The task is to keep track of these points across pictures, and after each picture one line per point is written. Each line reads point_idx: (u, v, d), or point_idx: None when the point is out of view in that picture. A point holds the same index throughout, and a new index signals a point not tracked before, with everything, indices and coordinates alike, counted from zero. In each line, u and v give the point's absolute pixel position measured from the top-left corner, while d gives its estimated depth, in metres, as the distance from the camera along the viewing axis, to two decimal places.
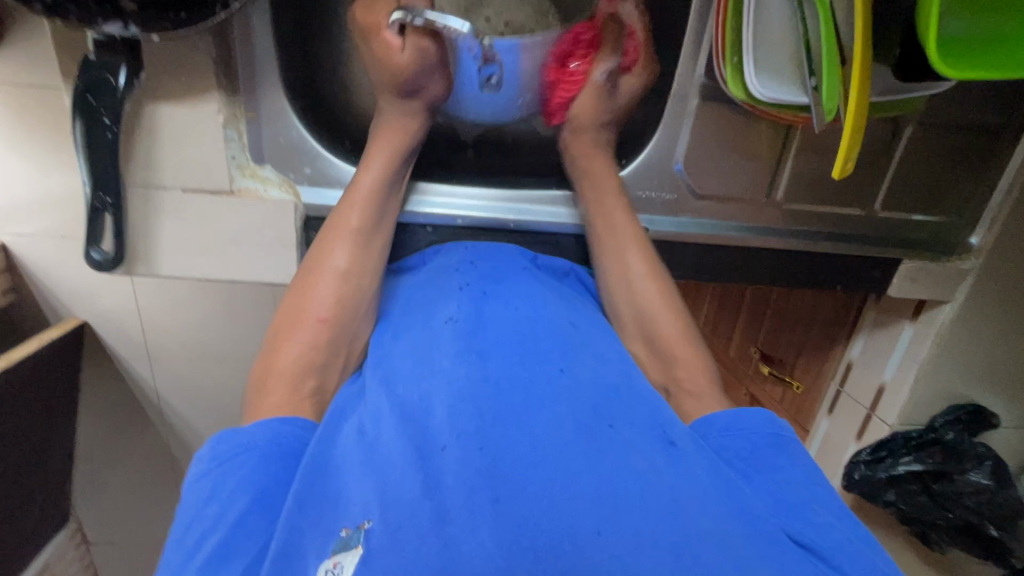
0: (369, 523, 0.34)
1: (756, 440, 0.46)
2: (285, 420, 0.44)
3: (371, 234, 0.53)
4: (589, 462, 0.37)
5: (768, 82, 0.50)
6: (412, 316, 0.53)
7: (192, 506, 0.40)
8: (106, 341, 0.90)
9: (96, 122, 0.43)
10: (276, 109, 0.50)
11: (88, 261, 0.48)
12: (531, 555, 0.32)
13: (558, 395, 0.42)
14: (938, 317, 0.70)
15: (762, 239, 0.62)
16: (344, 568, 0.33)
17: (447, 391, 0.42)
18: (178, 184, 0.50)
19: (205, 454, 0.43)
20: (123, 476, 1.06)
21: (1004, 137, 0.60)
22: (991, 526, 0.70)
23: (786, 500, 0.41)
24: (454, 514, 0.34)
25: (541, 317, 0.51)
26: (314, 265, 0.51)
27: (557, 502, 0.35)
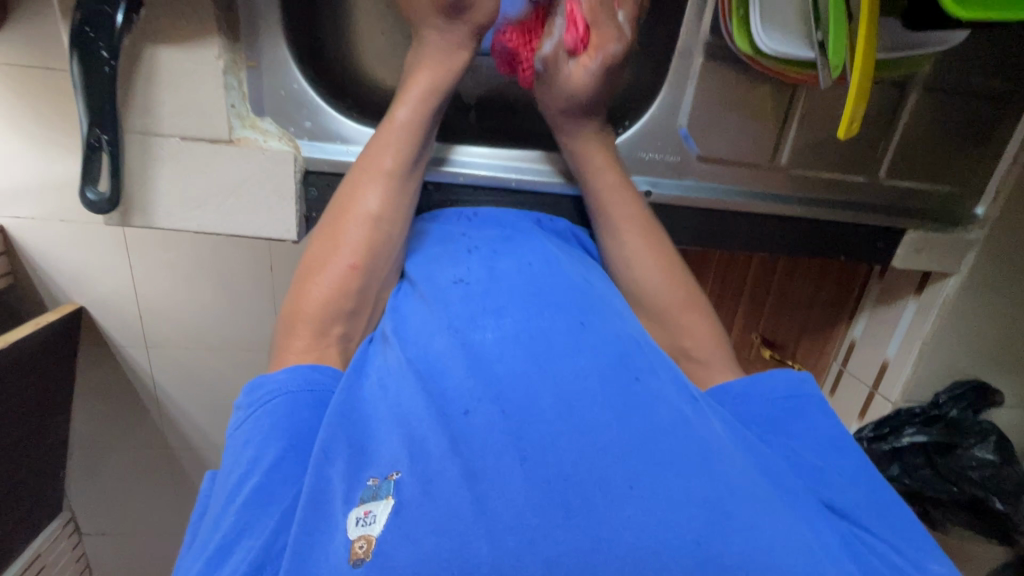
0: (400, 474, 0.32)
1: (778, 406, 0.44)
2: (314, 368, 0.42)
3: (406, 177, 0.50)
4: (620, 415, 0.35)
5: (774, 35, 0.50)
6: (417, 275, 0.51)
7: (232, 451, 0.39)
8: (104, 322, 0.91)
9: (95, 56, 0.43)
10: (277, 58, 0.51)
11: (82, 201, 0.47)
12: (566, 507, 0.30)
13: (583, 349, 0.40)
14: (944, 289, 0.69)
15: (767, 206, 0.62)
16: (375, 517, 0.30)
17: (464, 350, 0.40)
18: (177, 132, 0.49)
19: (243, 403, 0.42)
20: (120, 459, 1.07)
21: (1012, 103, 0.59)
22: (996, 500, 0.69)
23: (802, 465, 0.39)
24: (486, 467, 0.32)
25: (564, 274, 0.49)
26: (344, 210, 0.49)
27: (589, 454, 0.32)
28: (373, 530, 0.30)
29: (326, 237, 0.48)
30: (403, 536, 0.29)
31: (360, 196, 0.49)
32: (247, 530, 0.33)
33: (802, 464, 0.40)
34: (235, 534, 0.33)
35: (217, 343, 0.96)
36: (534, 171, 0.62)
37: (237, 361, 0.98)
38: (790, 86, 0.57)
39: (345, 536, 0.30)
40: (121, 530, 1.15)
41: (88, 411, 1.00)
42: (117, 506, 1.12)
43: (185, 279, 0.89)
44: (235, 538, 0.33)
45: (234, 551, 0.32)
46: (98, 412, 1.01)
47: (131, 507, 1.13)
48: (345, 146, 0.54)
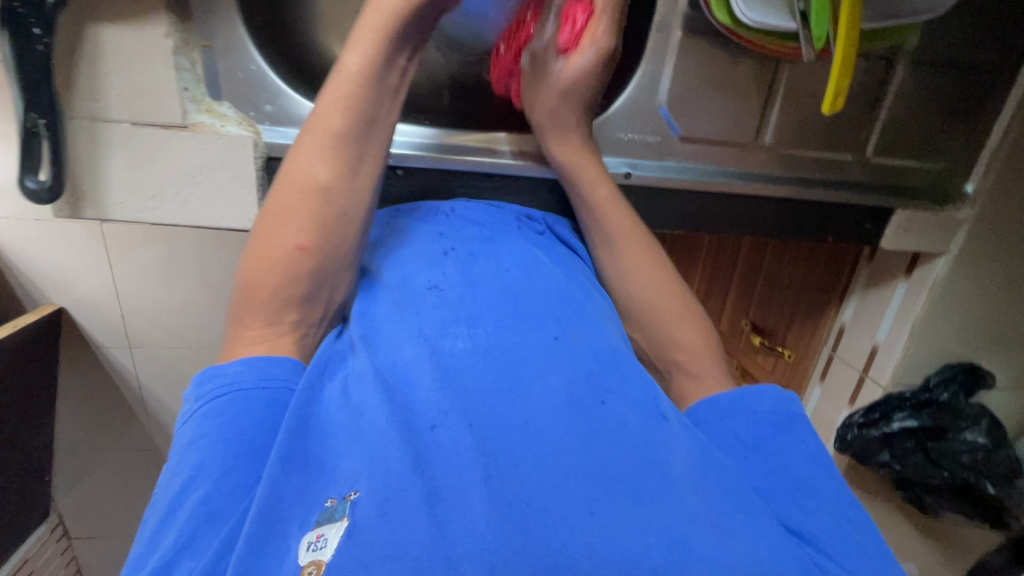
0: (356, 495, 0.30)
1: (761, 421, 0.42)
2: (269, 360, 0.40)
3: (355, 137, 0.46)
4: (587, 435, 0.33)
5: (755, 6, 0.48)
6: (387, 279, 0.49)
7: (178, 445, 0.36)
8: (83, 324, 0.88)
9: (27, 34, 0.39)
10: (232, 39, 0.48)
11: (21, 190, 0.43)
12: (524, 536, 0.28)
13: (551, 365, 0.38)
14: (933, 271, 0.68)
15: (752, 186, 0.60)
16: (327, 542, 0.28)
17: (429, 363, 0.38)
18: (126, 117, 0.46)
19: (190, 396, 0.39)
20: (106, 463, 1.05)
21: (1002, 74, 0.57)
22: (987, 484, 0.67)
23: (771, 482, 0.38)
24: (445, 490, 0.30)
25: (536, 283, 0.47)
26: (288, 183, 0.45)
27: (551, 479, 0.31)
28: (323, 555, 0.28)
29: (264, 227, 0.44)
30: (352, 562, 0.27)
31: (305, 163, 0.45)
32: (188, 548, 0.31)
33: (785, 485, 0.37)
34: (176, 551, 0.30)
35: (197, 341, 0.93)
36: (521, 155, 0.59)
37: (218, 359, 0.95)
38: (772, 60, 0.55)
39: (297, 561, 0.28)
40: (111, 535, 1.13)
41: (69, 416, 0.98)
42: (105, 511, 1.10)
43: (160, 276, 0.86)
44: (176, 554, 0.30)
45: (175, 571, 0.30)
46: (80, 418, 0.99)
47: (119, 512, 1.11)
48: None
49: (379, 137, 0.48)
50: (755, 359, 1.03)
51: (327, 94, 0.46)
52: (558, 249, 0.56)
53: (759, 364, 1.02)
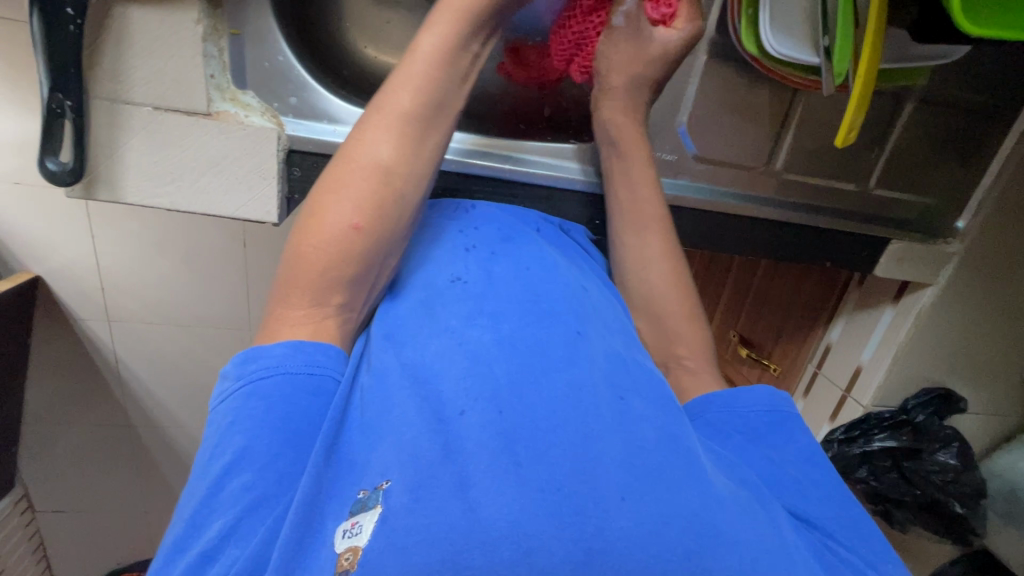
0: (388, 484, 0.31)
1: (761, 419, 0.44)
2: (316, 346, 0.40)
3: (419, 121, 0.47)
4: (611, 429, 0.35)
5: (783, 38, 0.49)
6: (415, 279, 0.49)
7: (214, 426, 0.37)
8: (63, 295, 0.87)
9: (57, 12, 0.38)
10: (262, 28, 0.48)
11: (41, 171, 0.43)
12: (556, 521, 0.29)
13: (575, 359, 0.40)
14: (920, 300, 0.71)
15: (758, 209, 0.62)
16: (362, 528, 0.30)
17: (458, 355, 0.39)
18: (148, 101, 0.45)
19: (232, 372, 0.40)
20: (80, 436, 1.04)
21: (1001, 120, 0.60)
22: (956, 504, 0.72)
23: (775, 482, 0.40)
24: (478, 478, 0.31)
25: (558, 281, 0.48)
26: (348, 163, 0.45)
27: (582, 465, 0.32)
28: (359, 542, 0.29)
29: (313, 215, 0.44)
30: (389, 546, 0.28)
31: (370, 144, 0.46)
32: (231, 536, 0.31)
33: (790, 478, 0.40)
34: (222, 537, 0.31)
35: (185, 320, 0.93)
36: (545, 166, 0.60)
37: (205, 340, 0.95)
38: (790, 91, 0.57)
39: (332, 550, 0.29)
40: (79, 509, 1.12)
41: (47, 383, 0.96)
42: (77, 485, 1.09)
43: (151, 251, 0.85)
44: (222, 540, 0.31)
45: (219, 557, 0.31)
46: (56, 392, 0.98)
47: (90, 486, 1.10)
48: (333, 126, 0.51)
49: (441, 124, 0.48)
50: (740, 371, 1.06)
51: (404, 74, 0.47)
52: (580, 254, 0.57)
53: (744, 375, 1.05)
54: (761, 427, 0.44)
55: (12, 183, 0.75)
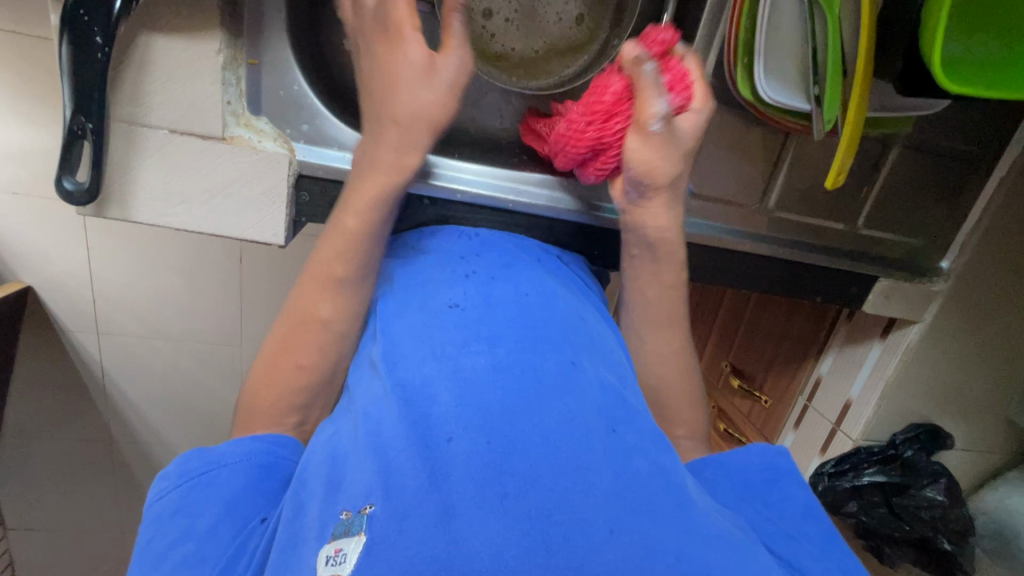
0: (372, 508, 0.32)
1: (743, 482, 0.45)
2: (254, 439, 0.43)
3: (370, 237, 0.47)
4: (602, 459, 0.36)
5: (776, 85, 0.51)
6: (408, 294, 0.49)
7: (151, 523, 0.38)
8: (53, 308, 0.87)
9: (86, 40, 0.40)
10: (280, 58, 0.50)
11: (57, 191, 0.44)
12: (542, 550, 0.30)
13: (571, 388, 0.41)
14: (906, 336, 0.73)
15: (752, 245, 0.64)
16: (346, 556, 0.31)
17: (450, 381, 0.40)
18: (165, 124, 0.47)
19: (171, 472, 0.41)
20: (59, 449, 1.03)
21: (981, 168, 0.63)
22: (945, 540, 0.73)
23: (768, 530, 0.40)
24: (462, 507, 0.32)
25: (555, 309, 0.49)
26: (316, 274, 0.48)
27: (569, 493, 0.33)
28: (343, 570, 0.30)
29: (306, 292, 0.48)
30: (374, 575, 0.29)
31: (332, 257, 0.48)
32: None
33: (775, 527, 0.40)
34: None
35: (176, 337, 0.93)
36: (548, 198, 0.61)
37: (195, 356, 0.96)
38: (782, 133, 0.59)
39: None
40: (55, 520, 1.11)
41: (30, 394, 0.96)
42: (54, 498, 1.08)
43: (148, 265, 0.86)
44: None
45: None
46: (39, 403, 0.97)
47: (69, 499, 1.09)
48: (343, 153, 0.53)
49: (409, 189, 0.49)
50: (732, 401, 1.07)
51: (361, 197, 0.46)
52: (587, 290, 0.58)
53: (736, 406, 1.07)
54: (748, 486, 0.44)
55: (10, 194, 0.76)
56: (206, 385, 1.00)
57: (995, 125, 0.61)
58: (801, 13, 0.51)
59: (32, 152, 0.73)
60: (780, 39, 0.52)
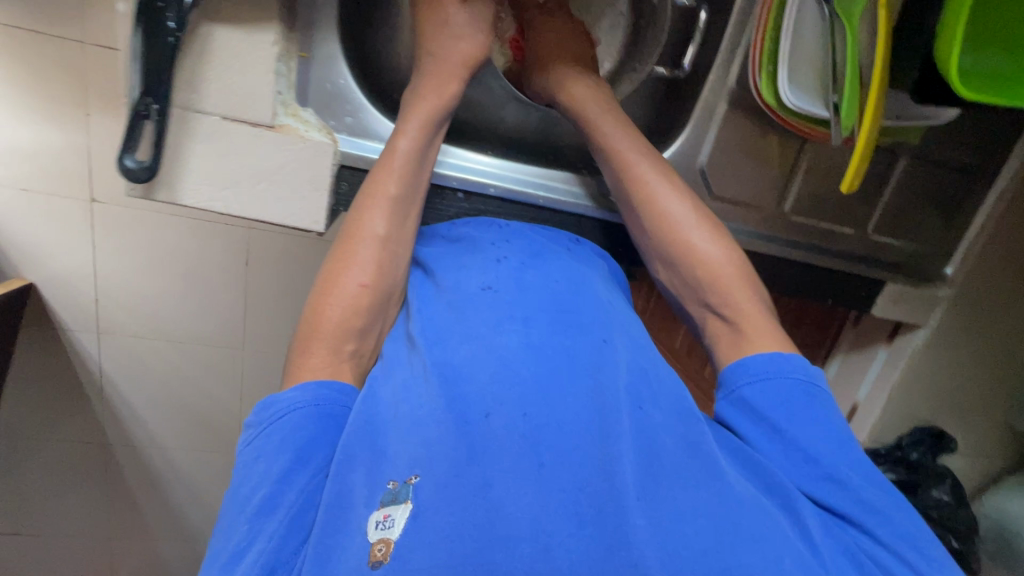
0: (417, 478, 0.34)
1: (797, 385, 0.42)
2: (325, 384, 0.41)
3: (422, 157, 0.51)
4: (634, 441, 0.37)
5: (797, 92, 0.54)
6: (445, 279, 0.50)
7: (239, 470, 0.39)
8: (53, 306, 0.88)
9: (160, 25, 0.42)
10: (330, 53, 0.53)
11: (118, 167, 0.45)
12: (576, 520, 0.32)
13: (604, 369, 0.42)
14: (912, 340, 0.76)
15: (768, 246, 0.66)
16: (394, 522, 0.32)
17: (488, 360, 0.41)
18: (218, 111, 0.48)
19: (252, 420, 0.41)
20: (52, 448, 1.02)
21: (982, 179, 0.67)
22: (952, 539, 0.74)
23: (813, 475, 0.39)
24: (500, 479, 0.34)
25: (586, 292, 0.49)
26: (366, 197, 0.49)
27: (604, 470, 0.35)
28: (391, 534, 0.31)
29: (333, 265, 0.47)
30: (418, 543, 0.31)
31: (381, 180, 0.50)
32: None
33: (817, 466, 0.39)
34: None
35: (183, 336, 0.93)
36: (573, 195, 0.64)
37: (200, 356, 0.96)
38: (799, 140, 0.63)
39: (365, 540, 0.32)
40: (43, 520, 1.10)
41: (34, 388, 0.96)
42: (44, 497, 1.07)
43: (157, 262, 0.86)
44: None
45: None
46: (44, 396, 0.97)
47: (59, 499, 1.08)
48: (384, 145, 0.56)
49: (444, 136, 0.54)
50: None
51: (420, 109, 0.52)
52: (600, 262, 0.59)
53: None
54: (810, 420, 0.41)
55: (19, 188, 0.77)
56: (204, 386, 0.99)
57: (996, 139, 0.64)
58: (822, 25, 0.54)
59: (54, 149, 0.75)
60: (802, 49, 0.55)
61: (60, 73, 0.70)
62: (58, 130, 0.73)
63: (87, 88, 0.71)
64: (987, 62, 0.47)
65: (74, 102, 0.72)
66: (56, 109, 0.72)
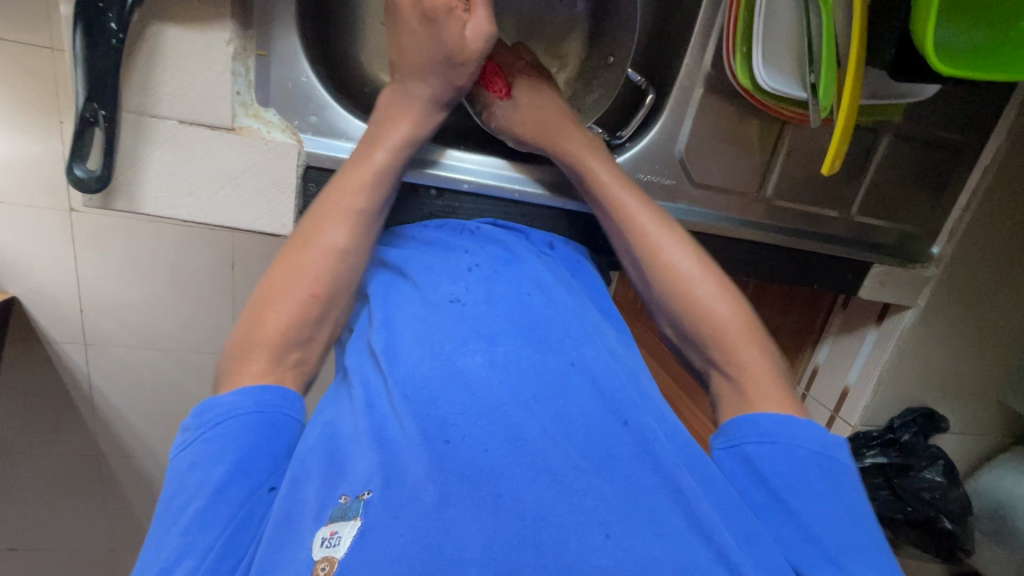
0: (370, 494, 0.32)
1: (797, 456, 0.39)
2: (270, 390, 0.41)
3: (394, 177, 0.51)
4: (600, 466, 0.34)
5: (773, 73, 0.53)
6: (420, 282, 0.49)
7: (173, 476, 0.37)
8: (36, 319, 0.86)
9: (102, 27, 0.41)
10: (289, 50, 0.51)
11: (68, 178, 0.44)
12: (533, 549, 0.29)
13: (571, 389, 0.39)
14: (901, 321, 0.75)
15: (750, 232, 0.65)
16: (341, 539, 0.30)
17: (453, 384, 0.38)
18: (174, 115, 0.47)
19: (189, 423, 0.39)
20: (41, 463, 1.01)
21: (965, 156, 0.66)
22: (947, 520, 0.74)
23: (796, 547, 0.36)
24: (458, 498, 0.31)
25: (560, 300, 0.47)
26: (330, 205, 0.48)
27: (564, 491, 0.32)
28: (337, 552, 0.29)
29: (283, 264, 0.46)
30: (366, 563, 0.28)
31: (347, 194, 0.49)
32: None
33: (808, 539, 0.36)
34: None
35: (169, 344, 0.92)
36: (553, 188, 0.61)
37: (187, 363, 0.94)
38: (778, 123, 0.61)
39: (309, 556, 0.29)
40: (39, 538, 1.09)
41: (19, 405, 0.94)
42: (40, 514, 1.06)
43: (138, 273, 0.84)
44: None
45: None
46: (30, 412, 0.95)
47: (54, 515, 1.07)
48: (350, 144, 0.54)
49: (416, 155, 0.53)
50: None
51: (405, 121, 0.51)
52: (573, 273, 0.55)
53: None
54: (792, 479, 0.38)
55: None
56: (197, 395, 0.98)
57: (978, 114, 0.63)
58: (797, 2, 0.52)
59: (18, 161, 0.72)
60: (776, 29, 0.53)
61: (27, 83, 0.68)
62: (30, 143, 0.71)
63: (49, 96, 0.69)
64: (965, 36, 0.45)
65: (40, 111, 0.70)
66: (24, 120, 0.70)
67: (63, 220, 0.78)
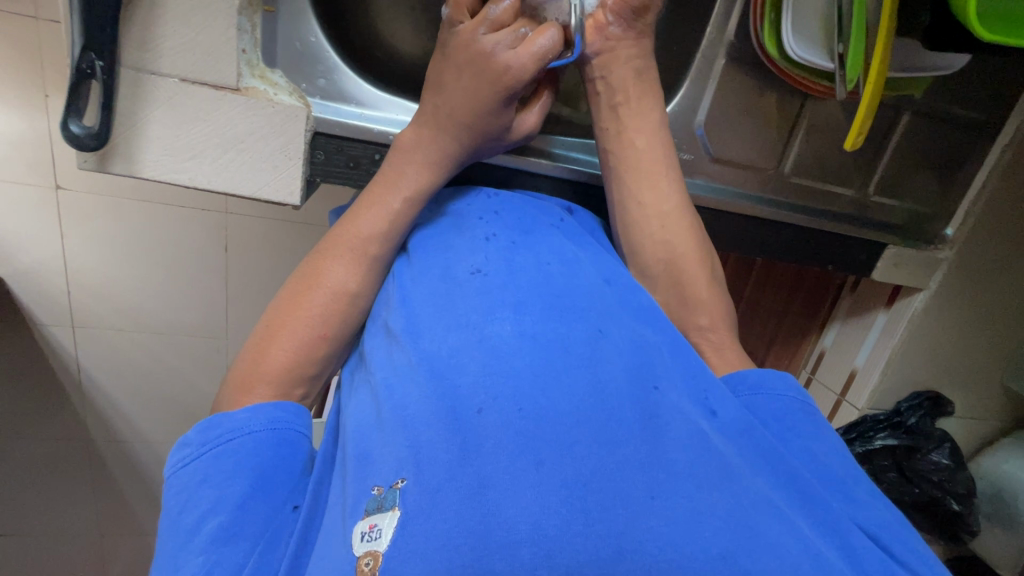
0: (404, 482, 0.29)
1: (785, 402, 0.41)
2: (277, 405, 0.39)
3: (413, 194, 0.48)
4: (645, 433, 0.32)
5: (801, 43, 0.51)
6: (431, 264, 0.45)
7: (173, 496, 0.35)
8: (24, 300, 0.83)
9: None
10: (297, 10, 0.49)
11: (64, 133, 0.41)
12: (584, 516, 0.27)
13: (601, 358, 0.36)
14: (911, 304, 0.74)
15: (767, 210, 0.64)
16: (381, 532, 0.28)
17: (478, 351, 0.36)
18: (175, 73, 0.44)
19: (193, 437, 0.37)
20: (31, 448, 0.98)
21: (985, 135, 0.64)
22: (953, 501, 0.75)
23: (825, 477, 0.36)
24: (497, 477, 0.29)
25: (579, 271, 0.44)
26: (342, 234, 0.46)
27: (606, 462, 0.30)
28: (379, 546, 0.27)
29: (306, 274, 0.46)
30: (412, 554, 0.26)
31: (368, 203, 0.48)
32: None
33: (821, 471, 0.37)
34: None
35: (164, 327, 0.89)
36: (562, 159, 0.60)
37: (182, 346, 0.91)
38: (799, 97, 0.60)
39: (350, 554, 0.28)
40: (29, 522, 1.07)
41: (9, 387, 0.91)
42: (31, 499, 1.04)
43: (131, 253, 0.81)
44: None
45: None
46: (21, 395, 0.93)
47: (45, 500, 1.05)
48: (360, 110, 0.51)
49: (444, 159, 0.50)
50: None
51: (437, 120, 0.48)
52: (599, 244, 0.53)
53: None
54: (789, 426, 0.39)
55: None
56: (191, 378, 0.95)
57: (1000, 92, 0.62)
58: None
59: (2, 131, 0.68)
60: None
61: (8, 51, 0.63)
62: (15, 116, 0.68)
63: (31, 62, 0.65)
64: None
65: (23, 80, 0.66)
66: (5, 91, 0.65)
67: (49, 196, 0.74)
